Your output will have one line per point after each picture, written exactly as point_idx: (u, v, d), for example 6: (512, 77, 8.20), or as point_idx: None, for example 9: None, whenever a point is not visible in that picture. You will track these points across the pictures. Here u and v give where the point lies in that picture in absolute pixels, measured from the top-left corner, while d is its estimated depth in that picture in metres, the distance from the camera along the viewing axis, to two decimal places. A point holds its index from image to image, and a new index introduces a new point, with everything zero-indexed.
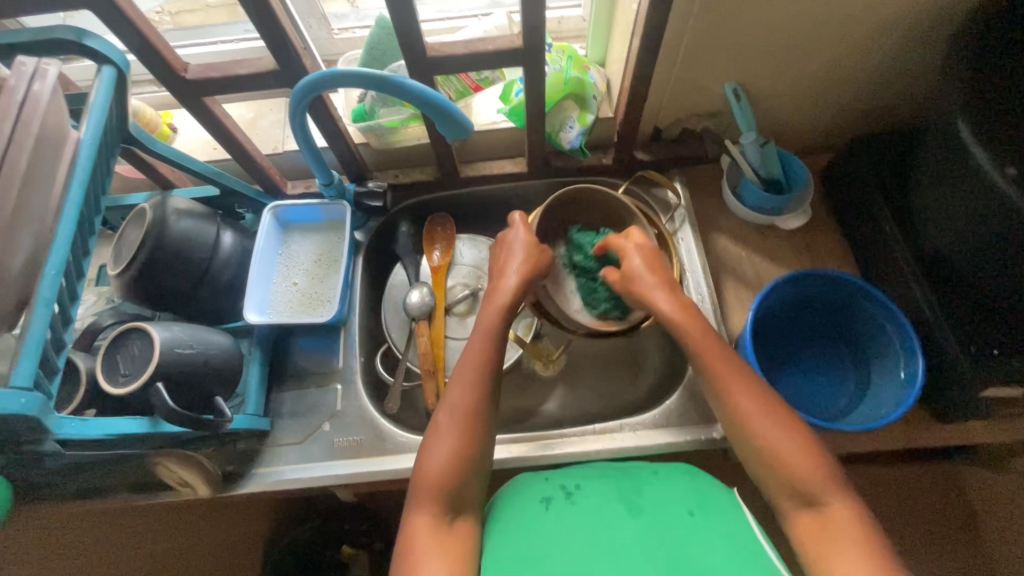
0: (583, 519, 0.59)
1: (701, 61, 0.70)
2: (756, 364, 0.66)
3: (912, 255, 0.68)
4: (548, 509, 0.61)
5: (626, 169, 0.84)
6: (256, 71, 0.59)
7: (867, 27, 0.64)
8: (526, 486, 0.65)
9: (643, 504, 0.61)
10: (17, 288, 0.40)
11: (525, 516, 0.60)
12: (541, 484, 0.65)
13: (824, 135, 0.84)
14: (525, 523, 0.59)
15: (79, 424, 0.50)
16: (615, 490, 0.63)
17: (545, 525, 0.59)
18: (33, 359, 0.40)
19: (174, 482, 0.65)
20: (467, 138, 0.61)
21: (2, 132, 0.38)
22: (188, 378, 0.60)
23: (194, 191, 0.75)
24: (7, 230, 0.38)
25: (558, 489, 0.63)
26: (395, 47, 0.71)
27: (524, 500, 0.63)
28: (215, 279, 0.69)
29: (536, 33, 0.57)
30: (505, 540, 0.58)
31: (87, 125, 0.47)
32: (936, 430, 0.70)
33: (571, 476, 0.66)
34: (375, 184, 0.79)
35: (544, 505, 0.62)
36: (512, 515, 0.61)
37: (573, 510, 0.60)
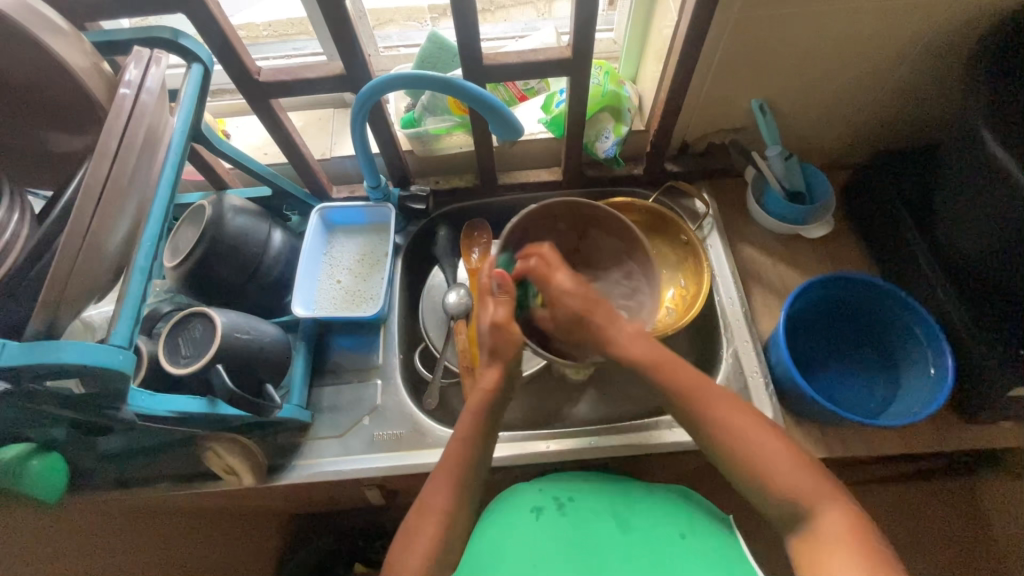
0: (572, 531, 0.62)
1: (732, 79, 0.75)
2: (790, 362, 0.68)
3: (936, 262, 0.72)
4: (538, 518, 0.64)
5: (656, 179, 0.88)
6: (323, 75, 0.64)
7: (888, 47, 0.69)
8: (519, 498, 0.68)
9: (633, 520, 0.64)
10: (120, 254, 0.43)
11: (511, 522, 0.65)
12: (536, 495, 0.68)
13: (843, 151, 0.88)
14: (511, 532, 0.63)
15: (148, 399, 0.51)
16: (607, 507, 0.66)
17: (536, 534, 0.62)
18: (128, 321, 0.43)
19: (220, 469, 0.65)
20: (516, 139, 0.65)
21: (121, 110, 0.41)
22: (243, 362, 0.62)
23: (248, 191, 0.79)
24: (122, 196, 0.41)
25: (551, 499, 0.67)
26: (450, 58, 0.76)
27: (515, 510, 0.66)
28: (266, 274, 0.73)
29: (586, 43, 0.61)
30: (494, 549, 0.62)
31: (179, 115, 0.51)
32: (965, 431, 0.71)
33: (565, 487, 0.69)
34: (418, 189, 0.83)
35: (535, 514, 0.65)
36: (500, 524, 0.65)
37: (563, 521, 0.63)
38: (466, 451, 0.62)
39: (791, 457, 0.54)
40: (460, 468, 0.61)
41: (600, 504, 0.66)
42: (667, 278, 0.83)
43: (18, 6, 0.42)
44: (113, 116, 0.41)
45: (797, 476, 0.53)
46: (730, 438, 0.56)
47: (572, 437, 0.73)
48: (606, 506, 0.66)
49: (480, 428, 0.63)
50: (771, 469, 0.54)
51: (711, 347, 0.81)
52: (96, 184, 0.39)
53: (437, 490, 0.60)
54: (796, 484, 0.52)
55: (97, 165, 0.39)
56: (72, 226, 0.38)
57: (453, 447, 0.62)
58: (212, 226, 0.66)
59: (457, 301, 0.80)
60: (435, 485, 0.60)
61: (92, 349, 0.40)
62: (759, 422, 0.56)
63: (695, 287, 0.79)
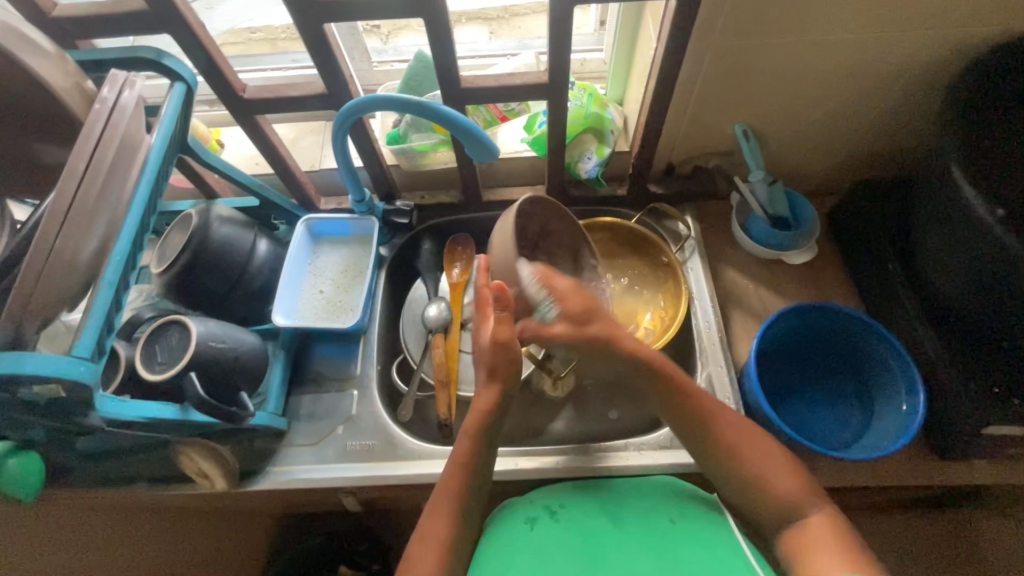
0: (568, 537, 0.63)
1: (713, 104, 0.75)
2: (759, 390, 0.68)
3: (915, 294, 0.71)
4: (533, 529, 0.65)
5: (640, 200, 0.88)
6: (306, 93, 0.66)
7: (870, 78, 0.69)
8: (512, 510, 0.69)
9: (625, 517, 0.65)
10: (89, 268, 0.44)
11: (507, 537, 0.65)
12: (527, 506, 0.68)
13: (830, 178, 0.88)
14: (512, 547, 0.63)
15: (119, 404, 0.53)
16: (597, 506, 0.67)
17: (534, 545, 0.63)
18: (93, 333, 0.45)
19: (193, 473, 0.67)
20: (491, 160, 0.66)
21: (94, 132, 0.43)
22: (218, 370, 0.64)
23: (236, 201, 0.81)
24: (88, 216, 0.43)
25: (543, 510, 0.67)
26: (432, 79, 0.78)
27: (511, 521, 0.67)
28: (248, 283, 0.74)
29: (562, 69, 0.62)
30: (507, 559, 0.62)
31: (158, 133, 0.52)
32: (940, 466, 0.70)
33: (552, 493, 0.69)
34: (403, 203, 0.84)
35: (530, 526, 0.66)
36: (503, 537, 0.65)
37: (558, 529, 0.64)
38: (459, 462, 0.63)
39: (782, 467, 0.59)
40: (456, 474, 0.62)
41: (589, 506, 0.67)
42: (647, 299, 0.84)
43: (2, 30, 0.44)
44: (84, 137, 0.43)
45: (790, 484, 0.58)
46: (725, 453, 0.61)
47: (542, 455, 0.73)
48: (594, 506, 0.67)
49: (473, 444, 0.63)
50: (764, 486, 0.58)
51: (687, 371, 0.81)
52: (63, 204, 0.41)
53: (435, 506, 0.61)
54: (789, 491, 0.57)
55: (64, 185, 0.41)
56: (38, 242, 0.40)
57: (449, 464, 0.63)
58: (196, 236, 0.67)
59: (436, 315, 0.81)
60: (435, 500, 0.61)
61: (55, 361, 0.41)
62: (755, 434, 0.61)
63: (672, 310, 0.79)
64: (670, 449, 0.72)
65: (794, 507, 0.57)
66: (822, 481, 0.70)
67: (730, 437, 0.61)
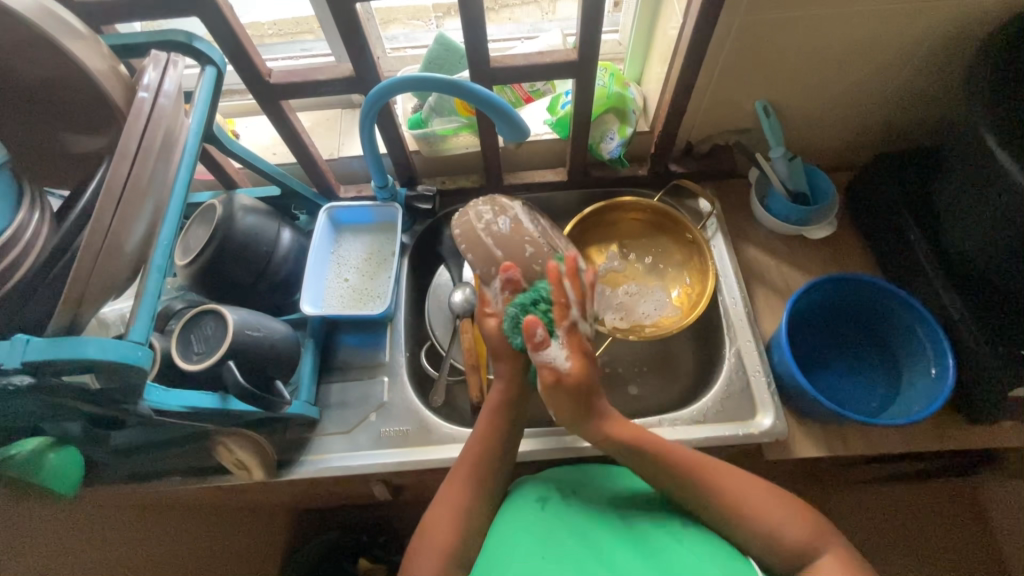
0: (580, 522, 0.59)
1: (735, 81, 0.76)
2: (792, 361, 0.69)
3: (940, 263, 0.73)
4: (544, 508, 0.60)
5: (659, 180, 0.89)
6: (334, 77, 0.65)
7: (890, 50, 0.70)
8: (521, 489, 0.64)
9: (634, 515, 0.60)
10: (138, 253, 0.44)
11: (515, 514, 0.60)
12: (538, 486, 0.64)
13: (846, 153, 0.89)
14: (522, 524, 0.58)
15: (163, 394, 0.53)
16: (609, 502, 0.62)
17: (543, 524, 0.58)
18: (146, 318, 0.45)
19: (231, 464, 0.67)
20: (521, 139, 0.65)
21: (140, 112, 0.43)
22: (254, 359, 0.63)
23: (258, 191, 0.80)
24: (139, 198, 0.42)
25: (554, 490, 0.63)
26: (457, 60, 0.77)
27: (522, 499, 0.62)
28: (275, 273, 0.74)
29: (592, 46, 0.62)
30: (508, 545, 0.56)
31: (194, 115, 0.52)
32: (965, 430, 0.71)
33: (567, 477, 0.66)
34: (425, 189, 0.84)
35: (541, 504, 0.61)
36: (509, 515, 0.60)
37: (570, 512, 0.60)
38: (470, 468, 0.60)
39: (773, 499, 0.55)
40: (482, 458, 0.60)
41: (601, 505, 0.62)
42: (672, 277, 0.84)
43: (40, 12, 0.43)
44: (133, 118, 0.42)
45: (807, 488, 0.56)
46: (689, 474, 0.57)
47: (574, 436, 0.73)
48: (604, 504, 0.62)
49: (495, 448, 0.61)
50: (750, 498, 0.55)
51: (715, 347, 0.81)
52: (117, 184, 0.40)
53: (449, 490, 0.59)
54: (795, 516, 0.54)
55: (116, 166, 0.40)
56: (93, 224, 0.39)
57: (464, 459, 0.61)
58: (221, 226, 0.67)
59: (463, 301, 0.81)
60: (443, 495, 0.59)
61: (113, 345, 0.41)
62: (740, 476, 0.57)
63: (699, 286, 0.80)
64: (704, 423, 0.72)
65: (797, 534, 0.53)
66: (855, 451, 0.71)
67: (738, 498, 0.55)
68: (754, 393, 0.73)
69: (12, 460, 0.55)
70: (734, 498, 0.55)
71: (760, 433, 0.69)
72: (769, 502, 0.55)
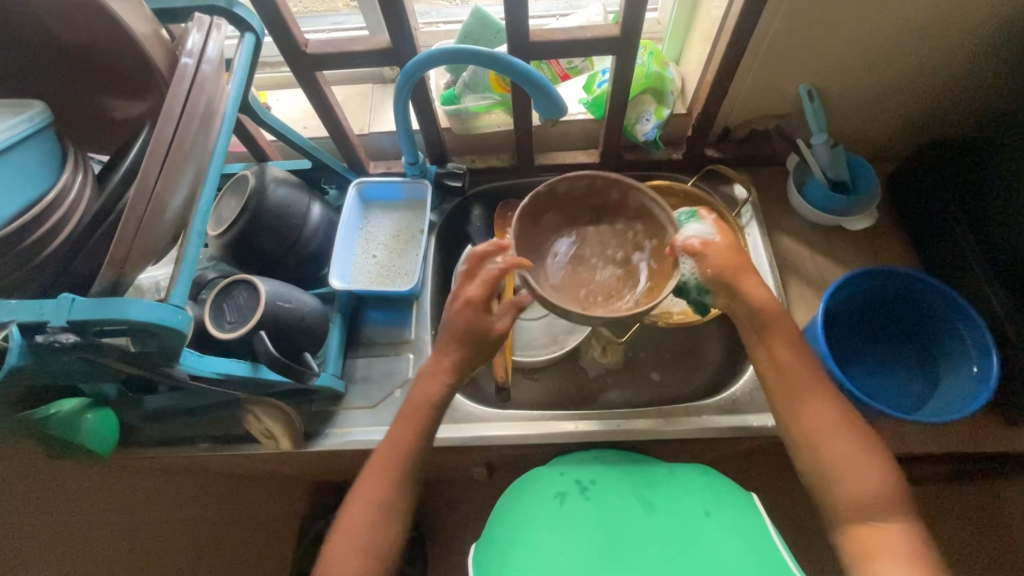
0: (597, 519, 0.59)
1: (781, 62, 0.73)
2: (828, 354, 0.67)
3: (988, 258, 0.70)
4: (563, 504, 0.60)
5: (694, 164, 0.87)
6: (370, 48, 0.64)
7: (949, 33, 0.67)
8: (538, 483, 0.64)
9: (656, 499, 0.61)
10: (179, 218, 0.44)
11: (533, 507, 0.60)
12: (557, 479, 0.64)
13: (890, 142, 0.86)
14: (539, 520, 0.59)
15: (198, 359, 0.54)
16: (629, 487, 0.63)
17: (560, 520, 0.58)
18: (186, 283, 0.45)
19: (259, 433, 0.68)
20: (557, 117, 0.64)
21: (185, 75, 0.43)
22: (285, 330, 0.64)
23: (289, 164, 0.80)
24: (184, 162, 0.42)
25: (573, 484, 0.63)
26: (492, 37, 0.75)
27: (539, 493, 0.62)
28: (305, 246, 0.74)
29: (636, 21, 0.60)
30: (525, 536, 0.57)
31: (233, 83, 0.52)
32: (1004, 432, 0.69)
33: (584, 469, 0.65)
34: (455, 166, 0.83)
35: (559, 501, 0.61)
36: (527, 508, 0.61)
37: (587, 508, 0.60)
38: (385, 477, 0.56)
39: (855, 446, 0.53)
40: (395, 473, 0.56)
41: (624, 491, 0.62)
42: None
43: None
44: (178, 81, 0.42)
45: None
46: (788, 391, 0.56)
47: (598, 419, 0.72)
48: (626, 487, 0.63)
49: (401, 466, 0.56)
50: (827, 438, 0.54)
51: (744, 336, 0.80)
52: (162, 146, 0.40)
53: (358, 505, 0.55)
54: (863, 482, 0.52)
55: (161, 129, 0.40)
56: (139, 186, 0.39)
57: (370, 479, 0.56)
58: (254, 197, 0.67)
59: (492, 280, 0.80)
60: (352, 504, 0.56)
61: (154, 305, 0.42)
62: (837, 416, 0.55)
63: None
64: (730, 413, 0.71)
65: (866, 488, 0.51)
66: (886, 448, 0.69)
67: (820, 434, 0.54)
68: None
69: (52, 417, 0.57)
70: (817, 435, 0.54)
71: None
72: (845, 444, 0.53)
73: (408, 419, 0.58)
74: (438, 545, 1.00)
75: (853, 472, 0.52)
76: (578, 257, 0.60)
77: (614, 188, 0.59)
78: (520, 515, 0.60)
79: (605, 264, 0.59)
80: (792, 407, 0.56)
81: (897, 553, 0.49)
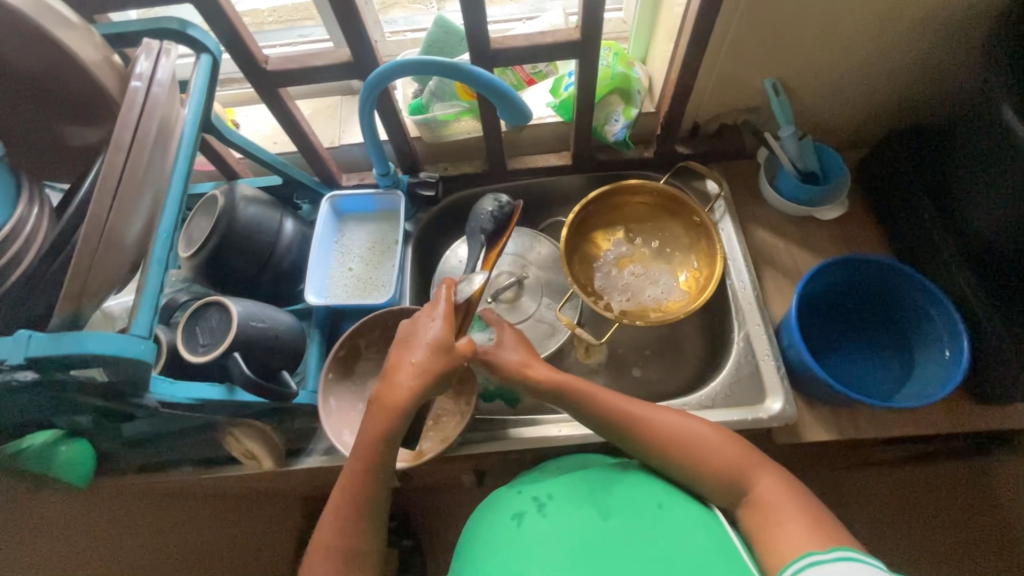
0: (555, 534, 0.57)
1: (744, 58, 0.73)
2: (802, 343, 0.67)
3: (956, 242, 0.70)
4: (519, 525, 0.59)
5: (666, 161, 0.87)
6: (330, 63, 0.64)
7: (905, 21, 0.68)
8: (503, 505, 0.63)
9: (610, 504, 0.59)
10: (137, 247, 0.43)
11: (493, 536, 0.59)
12: (517, 499, 0.62)
13: (858, 129, 0.87)
14: (496, 547, 0.57)
15: (170, 386, 0.53)
16: (583, 491, 0.61)
17: (515, 544, 0.57)
18: (148, 312, 0.45)
19: (241, 454, 0.67)
20: (523, 124, 0.64)
21: (135, 101, 0.42)
22: (259, 350, 0.63)
23: (259, 181, 0.80)
24: (139, 191, 0.41)
25: (531, 502, 0.61)
26: (454, 44, 0.75)
27: (496, 520, 0.61)
28: (278, 263, 0.74)
29: (595, 24, 0.60)
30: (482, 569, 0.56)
31: (190, 105, 0.51)
32: (980, 412, 0.70)
33: (545, 485, 0.63)
34: (427, 175, 0.83)
35: (516, 522, 0.59)
36: (486, 536, 0.59)
37: (543, 524, 0.58)
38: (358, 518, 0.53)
39: (709, 442, 0.57)
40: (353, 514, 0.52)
41: (576, 494, 0.61)
42: (679, 260, 0.83)
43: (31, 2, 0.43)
44: (127, 108, 0.42)
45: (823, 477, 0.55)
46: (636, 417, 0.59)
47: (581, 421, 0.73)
48: (580, 492, 0.61)
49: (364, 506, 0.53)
50: (693, 447, 0.57)
51: (723, 330, 0.81)
52: (114, 175, 0.40)
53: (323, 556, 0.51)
54: (724, 461, 0.56)
55: (112, 158, 0.40)
56: (91, 217, 0.39)
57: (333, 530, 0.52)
58: (224, 216, 0.67)
59: (497, 205, 0.72)
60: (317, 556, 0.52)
61: (113, 340, 0.41)
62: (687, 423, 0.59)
63: (707, 270, 0.79)
64: (712, 408, 0.71)
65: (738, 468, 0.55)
66: (865, 434, 0.70)
67: (689, 445, 0.57)
68: (763, 376, 0.72)
69: (26, 452, 0.58)
70: (685, 445, 0.57)
71: (769, 416, 0.68)
72: (712, 446, 0.57)
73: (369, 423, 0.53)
74: (432, 552, 1.00)
75: (713, 457, 0.56)
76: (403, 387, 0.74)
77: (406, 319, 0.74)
78: (479, 549, 0.58)
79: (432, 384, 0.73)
80: (645, 427, 0.59)
81: (793, 515, 0.51)
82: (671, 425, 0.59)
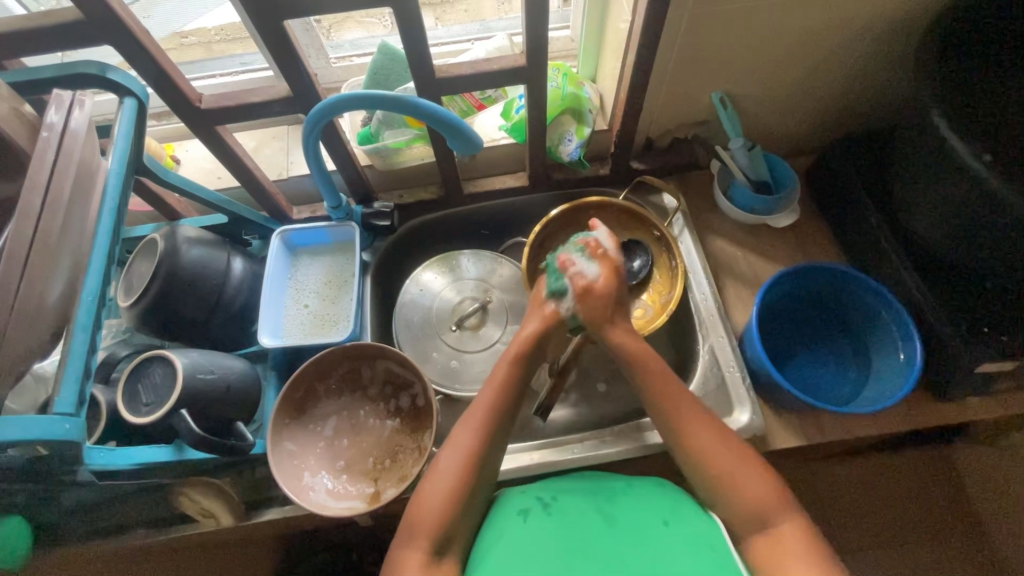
0: (559, 536, 0.56)
1: (690, 75, 0.74)
2: (764, 352, 0.68)
3: (899, 244, 0.72)
4: (525, 521, 0.58)
5: (623, 177, 0.87)
6: (270, 98, 0.61)
7: (840, 35, 0.70)
8: (502, 500, 0.62)
9: (615, 513, 0.59)
10: (55, 313, 0.43)
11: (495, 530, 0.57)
12: (518, 496, 0.61)
13: (804, 137, 0.89)
14: (503, 539, 0.56)
15: (107, 454, 0.51)
16: (590, 500, 0.61)
17: (523, 539, 0.56)
18: (73, 386, 0.42)
19: (196, 513, 0.63)
20: (475, 152, 0.63)
21: (46, 162, 0.41)
22: (209, 403, 0.60)
23: (202, 219, 0.76)
24: (52, 259, 0.41)
25: (535, 500, 0.60)
26: (399, 72, 0.74)
27: (500, 514, 0.59)
28: (227, 306, 0.70)
29: (539, 50, 0.60)
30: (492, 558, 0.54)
31: (114, 154, 0.49)
32: (936, 408, 0.73)
33: (547, 486, 0.63)
34: (381, 205, 0.81)
35: (521, 518, 0.58)
36: (493, 529, 0.58)
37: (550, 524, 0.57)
38: (467, 488, 0.54)
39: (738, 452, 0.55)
40: (464, 481, 0.54)
41: (582, 501, 0.60)
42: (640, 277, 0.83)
43: None
44: (36, 168, 0.40)
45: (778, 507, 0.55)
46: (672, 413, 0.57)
47: (555, 448, 0.71)
48: (585, 501, 0.60)
49: (471, 480, 0.55)
50: (721, 459, 0.55)
51: (687, 342, 0.81)
52: (21, 246, 0.38)
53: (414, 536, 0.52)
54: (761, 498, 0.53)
55: (20, 226, 0.38)
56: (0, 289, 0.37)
57: (432, 499, 0.54)
58: (164, 262, 0.62)
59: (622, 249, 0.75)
60: (408, 529, 0.53)
61: (36, 422, 0.39)
62: (716, 430, 0.56)
63: (669, 285, 0.79)
64: None
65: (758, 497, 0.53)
66: (831, 438, 0.71)
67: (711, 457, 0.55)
68: (729, 388, 0.73)
69: None
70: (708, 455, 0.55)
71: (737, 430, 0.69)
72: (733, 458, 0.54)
73: (477, 404, 0.58)
74: None
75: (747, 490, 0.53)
76: (355, 424, 0.71)
77: (363, 359, 0.71)
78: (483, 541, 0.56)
79: (383, 420, 0.71)
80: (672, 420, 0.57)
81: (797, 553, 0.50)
82: (704, 444, 0.55)
